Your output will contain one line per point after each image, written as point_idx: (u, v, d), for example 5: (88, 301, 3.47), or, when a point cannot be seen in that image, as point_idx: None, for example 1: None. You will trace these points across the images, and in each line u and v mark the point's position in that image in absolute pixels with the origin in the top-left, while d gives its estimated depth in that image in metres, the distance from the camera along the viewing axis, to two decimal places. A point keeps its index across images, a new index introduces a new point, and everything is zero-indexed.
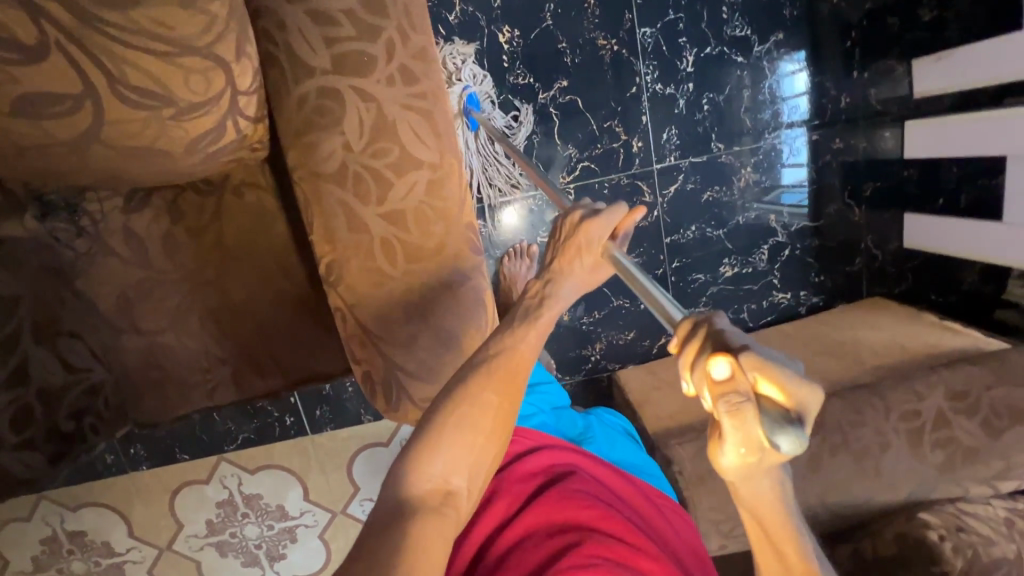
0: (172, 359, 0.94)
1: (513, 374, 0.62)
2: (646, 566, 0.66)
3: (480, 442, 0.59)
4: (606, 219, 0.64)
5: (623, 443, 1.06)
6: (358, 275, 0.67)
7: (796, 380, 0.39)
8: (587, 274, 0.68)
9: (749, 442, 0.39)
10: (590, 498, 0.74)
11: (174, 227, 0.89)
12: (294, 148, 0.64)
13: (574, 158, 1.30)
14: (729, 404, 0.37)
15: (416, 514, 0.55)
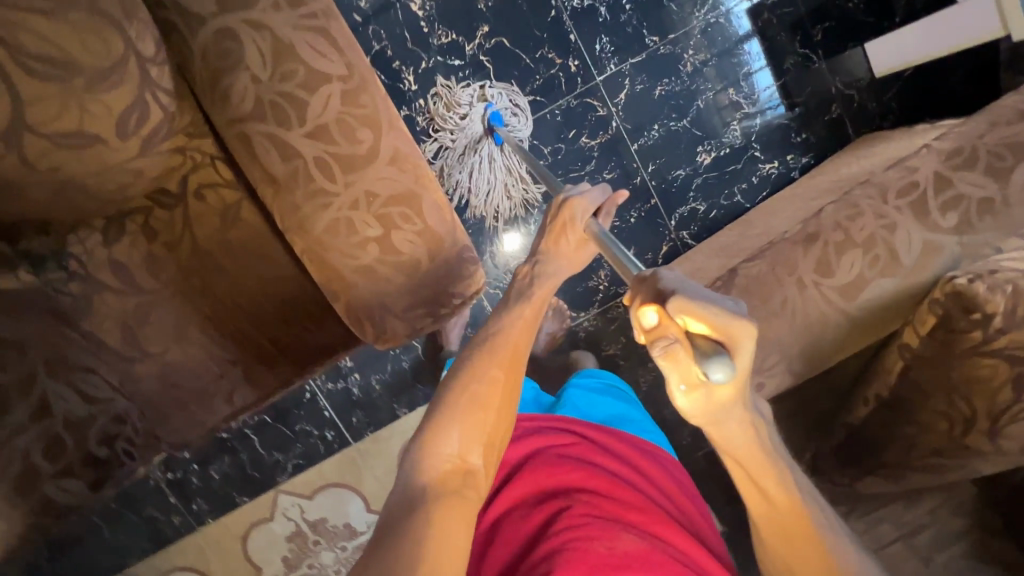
0: (183, 373, 0.95)
1: (507, 348, 0.65)
2: (637, 519, 0.66)
3: (491, 419, 0.62)
4: (589, 198, 0.73)
5: (598, 399, 0.93)
6: (307, 202, 0.69)
7: (720, 315, 0.44)
8: (573, 253, 0.75)
9: (689, 380, 0.46)
10: (572, 460, 0.74)
11: (154, 247, 0.93)
12: (213, 101, 0.68)
13: (518, 97, 1.31)
14: (661, 347, 0.45)
15: (437, 497, 0.57)
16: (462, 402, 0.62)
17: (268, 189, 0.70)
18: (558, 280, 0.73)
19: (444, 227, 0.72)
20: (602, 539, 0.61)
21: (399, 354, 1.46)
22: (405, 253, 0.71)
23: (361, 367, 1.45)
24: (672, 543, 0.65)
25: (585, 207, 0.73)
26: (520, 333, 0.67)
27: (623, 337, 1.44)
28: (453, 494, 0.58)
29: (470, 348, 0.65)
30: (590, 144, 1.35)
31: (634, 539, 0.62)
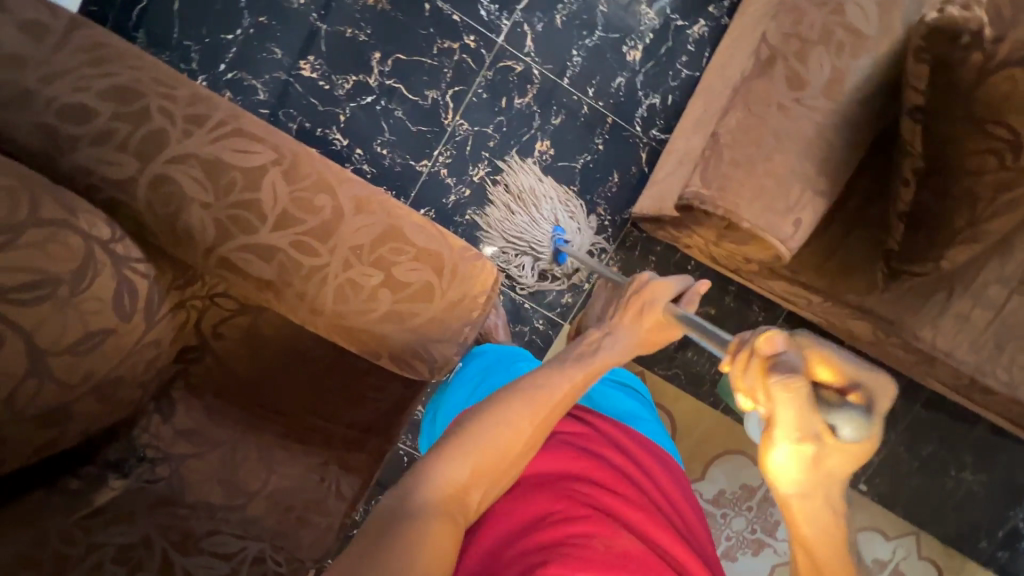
0: (292, 493, 1.00)
1: (551, 399, 0.75)
2: (632, 516, 0.73)
3: (508, 461, 0.70)
4: (671, 285, 0.87)
5: (616, 396, 0.98)
6: (309, 284, 0.70)
7: (854, 367, 0.49)
8: (650, 335, 0.86)
9: (804, 434, 0.50)
10: (577, 450, 0.79)
11: (207, 400, 0.98)
12: (179, 245, 0.69)
13: (439, 97, 1.32)
14: (783, 380, 0.49)
15: (440, 515, 0.63)
16: (478, 435, 0.69)
17: (269, 292, 0.71)
18: (623, 350, 0.84)
19: (436, 242, 0.73)
20: (596, 530, 0.68)
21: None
22: (413, 281, 0.71)
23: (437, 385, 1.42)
24: (657, 537, 0.72)
25: (671, 292, 0.86)
26: (561, 389, 0.77)
27: (652, 256, 1.42)
28: (448, 515, 0.64)
29: (514, 394, 0.73)
30: (525, 102, 1.34)
31: (632, 539, 0.69)
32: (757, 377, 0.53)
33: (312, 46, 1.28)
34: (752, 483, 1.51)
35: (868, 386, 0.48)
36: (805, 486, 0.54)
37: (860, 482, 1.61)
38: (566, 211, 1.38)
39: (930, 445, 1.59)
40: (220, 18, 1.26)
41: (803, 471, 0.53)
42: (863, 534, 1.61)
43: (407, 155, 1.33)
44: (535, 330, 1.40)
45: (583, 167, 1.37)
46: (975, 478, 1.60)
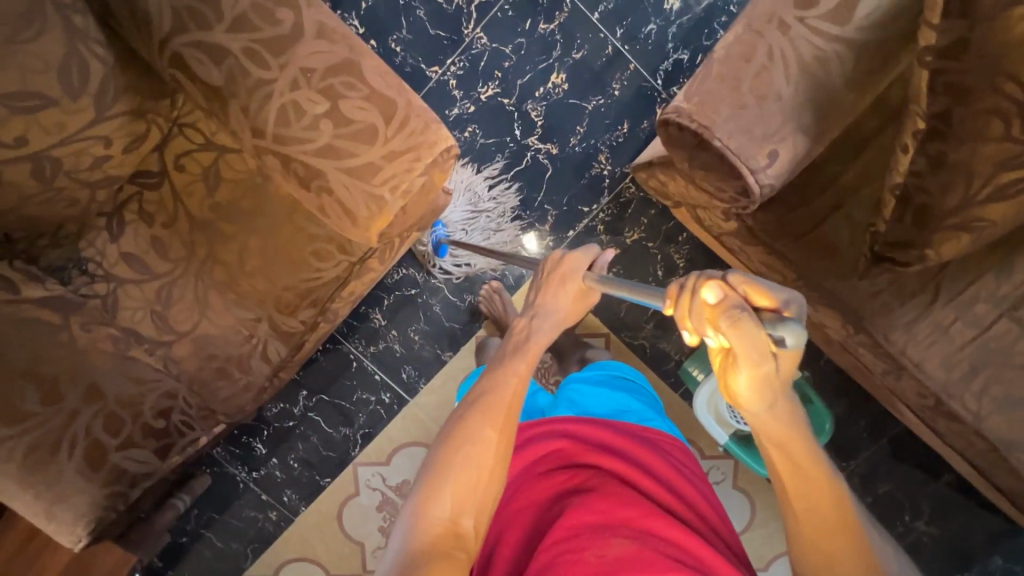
0: (218, 342, 0.98)
1: (503, 406, 0.71)
2: (629, 517, 0.66)
3: (484, 482, 0.66)
4: (581, 254, 0.82)
5: (601, 391, 0.92)
6: (253, 97, 0.68)
7: (775, 289, 0.50)
8: (573, 306, 0.83)
9: (762, 349, 0.50)
10: (567, 468, 0.76)
11: (156, 229, 0.96)
12: (137, 30, 0.69)
13: (464, 5, 1.29)
14: (731, 318, 0.49)
15: (433, 556, 0.60)
16: (452, 462, 0.66)
17: (216, 100, 0.70)
18: (550, 333, 0.80)
19: (392, 89, 0.70)
20: (590, 543, 0.63)
21: (430, 269, 1.40)
22: (359, 120, 0.69)
23: (401, 296, 1.40)
24: (672, 541, 0.64)
25: (584, 262, 0.82)
26: (516, 386, 0.74)
27: (644, 218, 1.37)
28: (444, 555, 0.60)
29: (471, 408, 0.71)
30: (549, 29, 1.30)
31: (625, 543, 0.62)
32: (706, 319, 0.52)
33: None
34: None
35: (788, 302, 0.50)
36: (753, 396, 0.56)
37: None
38: (567, 152, 1.34)
39: (888, 484, 1.51)
40: None
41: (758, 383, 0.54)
42: None
43: (420, 58, 1.30)
44: (510, 268, 1.40)
45: (594, 109, 1.33)
46: (929, 530, 1.51)
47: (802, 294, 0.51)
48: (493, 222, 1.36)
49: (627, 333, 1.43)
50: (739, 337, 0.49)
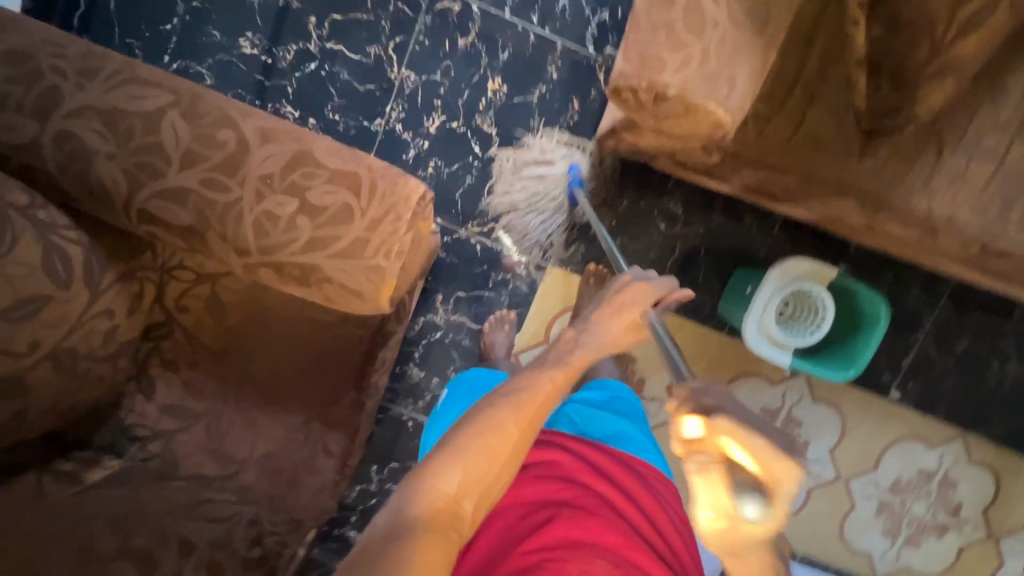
0: (279, 454, 1.01)
1: (532, 402, 0.72)
2: (613, 542, 0.72)
3: (494, 471, 0.68)
4: (654, 285, 0.83)
5: (607, 415, 0.95)
6: (224, 220, 0.69)
7: (767, 453, 0.53)
8: (623, 336, 0.82)
9: (722, 505, 0.53)
10: (563, 476, 0.80)
11: (184, 374, 0.98)
12: (97, 202, 0.70)
13: (382, 52, 1.29)
14: (696, 461, 0.54)
15: (429, 529, 0.63)
16: (468, 445, 0.67)
17: (193, 238, 0.71)
18: (596, 351, 0.80)
19: (351, 163, 0.71)
20: (570, 558, 0.69)
21: (445, 307, 1.41)
22: (331, 203, 0.69)
23: (429, 342, 1.42)
24: (644, 567, 0.72)
25: (650, 295, 0.82)
26: (548, 390, 0.74)
27: (627, 182, 1.36)
28: (438, 531, 0.63)
29: (501, 399, 0.71)
30: (469, 41, 1.29)
31: (604, 567, 0.69)
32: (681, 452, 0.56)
33: (249, 23, 1.27)
34: (773, 406, 1.49)
35: (777, 471, 0.52)
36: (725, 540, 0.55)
37: (891, 390, 1.51)
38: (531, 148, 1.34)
39: (963, 340, 1.48)
40: (155, 7, 1.26)
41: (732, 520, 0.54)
42: (907, 444, 1.54)
43: (360, 117, 1.31)
44: (518, 276, 1.40)
45: (540, 99, 1.32)
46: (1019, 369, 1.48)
47: (796, 467, 0.53)
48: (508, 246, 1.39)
49: None
50: (757, 456, 0.53)
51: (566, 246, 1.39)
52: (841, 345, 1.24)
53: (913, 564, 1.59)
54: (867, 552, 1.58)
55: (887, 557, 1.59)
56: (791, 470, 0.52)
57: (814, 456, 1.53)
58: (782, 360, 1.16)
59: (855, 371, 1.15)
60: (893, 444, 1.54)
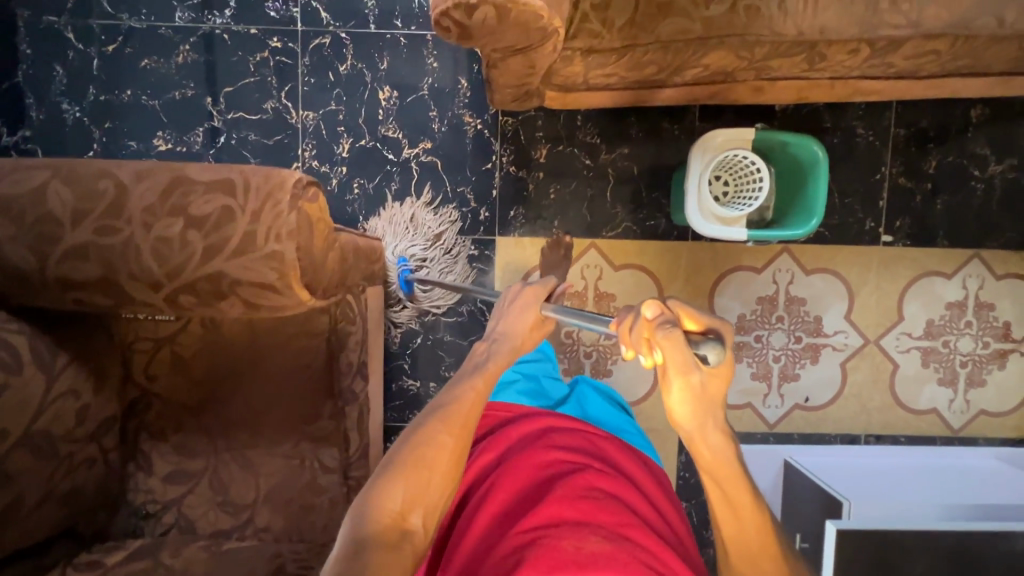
0: (282, 486, 1.03)
1: (461, 410, 0.71)
2: (607, 521, 0.66)
3: (437, 479, 0.64)
4: (542, 285, 0.86)
5: (605, 409, 1.12)
6: (126, 260, 0.74)
7: (707, 316, 0.56)
8: (529, 335, 0.84)
9: (690, 368, 0.53)
10: (563, 459, 0.77)
11: (173, 439, 1.03)
12: (19, 286, 0.76)
13: (278, 103, 1.38)
14: (664, 329, 0.52)
15: (376, 549, 0.56)
16: (409, 458, 0.64)
17: (110, 288, 0.76)
18: (506, 358, 0.80)
19: (221, 171, 0.76)
20: (566, 533, 0.63)
21: (417, 312, 1.44)
22: (212, 210, 0.74)
23: (414, 350, 1.45)
24: (639, 541, 0.64)
25: (541, 294, 0.85)
26: (470, 398, 0.73)
27: (539, 133, 1.40)
28: (388, 549, 0.57)
29: (430, 413, 0.69)
30: (349, 65, 1.37)
31: (602, 541, 0.62)
32: (645, 337, 0.54)
33: (156, 123, 1.38)
34: (767, 294, 1.45)
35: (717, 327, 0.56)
36: (692, 411, 0.57)
37: (882, 236, 1.44)
38: (439, 138, 1.40)
39: (931, 160, 1.42)
40: (73, 139, 1.38)
41: (693, 395, 0.56)
42: (921, 282, 1.45)
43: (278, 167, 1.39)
44: (473, 258, 1.43)
45: (431, 91, 1.39)
46: (1006, 166, 1.42)
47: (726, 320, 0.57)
48: (440, 266, 1.42)
49: (606, 229, 1.42)
50: (699, 319, 0.56)
51: (505, 212, 1.42)
52: (796, 198, 1.21)
53: (985, 404, 1.47)
54: (931, 408, 1.48)
55: (956, 407, 1.48)
56: (728, 323, 0.56)
57: (834, 329, 1.46)
58: (739, 235, 1.15)
59: (807, 229, 1.14)
60: (907, 289, 1.45)
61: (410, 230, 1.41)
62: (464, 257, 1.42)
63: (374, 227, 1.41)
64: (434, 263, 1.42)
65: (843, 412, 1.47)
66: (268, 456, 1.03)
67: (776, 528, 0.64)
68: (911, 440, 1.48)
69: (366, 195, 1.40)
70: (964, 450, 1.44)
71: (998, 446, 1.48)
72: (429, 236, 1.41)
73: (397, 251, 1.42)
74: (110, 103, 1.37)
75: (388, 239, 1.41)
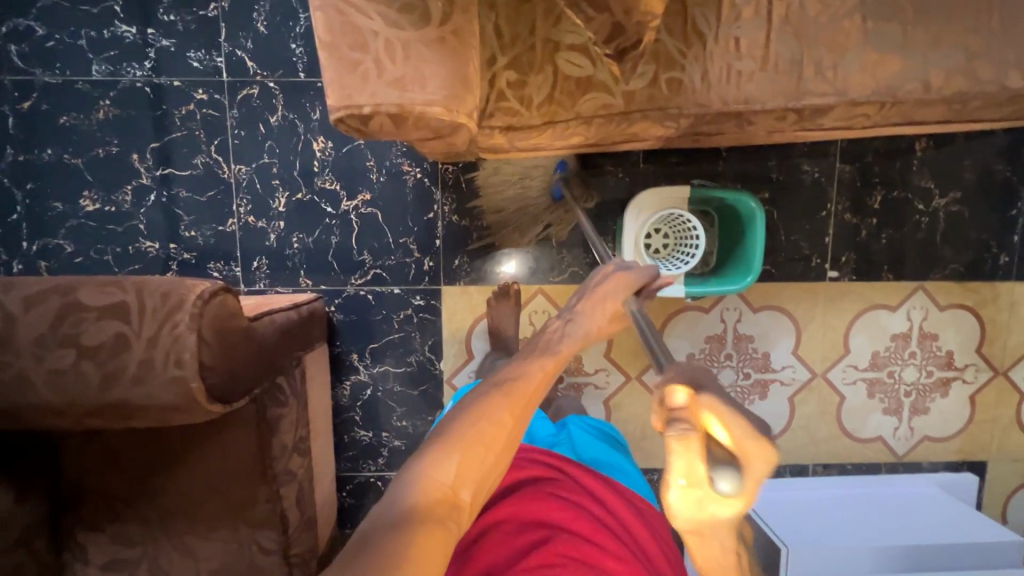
0: (222, 569, 1.03)
1: (525, 391, 0.71)
2: (613, 568, 0.71)
3: (492, 459, 0.64)
4: (631, 274, 0.88)
5: (595, 443, 1.07)
6: (19, 391, 0.72)
7: (748, 435, 0.42)
8: (606, 324, 0.86)
9: (691, 476, 0.44)
10: (559, 497, 0.82)
11: (107, 529, 1.02)
12: None
13: (208, 157, 1.33)
14: (678, 433, 0.43)
15: (429, 518, 0.56)
16: (470, 432, 0.64)
17: (8, 416, 0.74)
18: (579, 340, 0.82)
19: (114, 293, 0.73)
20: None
21: (365, 364, 1.43)
22: (105, 338, 0.72)
23: (365, 402, 1.44)
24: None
25: (629, 286, 0.86)
26: (536, 379, 0.73)
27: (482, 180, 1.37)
28: (440, 520, 0.57)
29: (496, 389, 0.69)
30: (280, 116, 1.32)
31: None
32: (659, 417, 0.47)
33: (81, 183, 1.33)
34: (716, 332, 1.46)
35: (751, 454, 0.42)
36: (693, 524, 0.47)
37: (828, 271, 1.44)
38: (378, 189, 1.36)
39: (876, 195, 1.42)
40: None
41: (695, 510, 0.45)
42: (867, 316, 1.46)
43: (213, 224, 1.35)
44: (419, 310, 1.41)
45: (366, 140, 1.34)
46: (950, 199, 1.42)
47: (775, 453, 0.42)
48: (387, 317, 1.41)
49: (553, 274, 1.41)
50: (734, 435, 0.43)
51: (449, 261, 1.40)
52: (735, 251, 1.20)
53: (928, 430, 1.51)
54: (877, 436, 1.51)
55: (900, 434, 1.51)
56: (766, 457, 0.41)
57: (782, 364, 1.48)
58: (679, 292, 1.14)
59: (743, 286, 1.13)
60: (853, 323, 1.47)
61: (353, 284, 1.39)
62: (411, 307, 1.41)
63: (315, 282, 1.39)
64: (396, 301, 1.40)
65: (792, 444, 1.51)
66: (204, 541, 1.02)
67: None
68: (857, 468, 1.51)
69: (306, 249, 1.37)
70: (907, 478, 1.48)
71: (942, 470, 1.52)
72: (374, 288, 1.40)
73: (341, 304, 1.40)
74: (30, 163, 1.31)
75: (332, 291, 1.39)
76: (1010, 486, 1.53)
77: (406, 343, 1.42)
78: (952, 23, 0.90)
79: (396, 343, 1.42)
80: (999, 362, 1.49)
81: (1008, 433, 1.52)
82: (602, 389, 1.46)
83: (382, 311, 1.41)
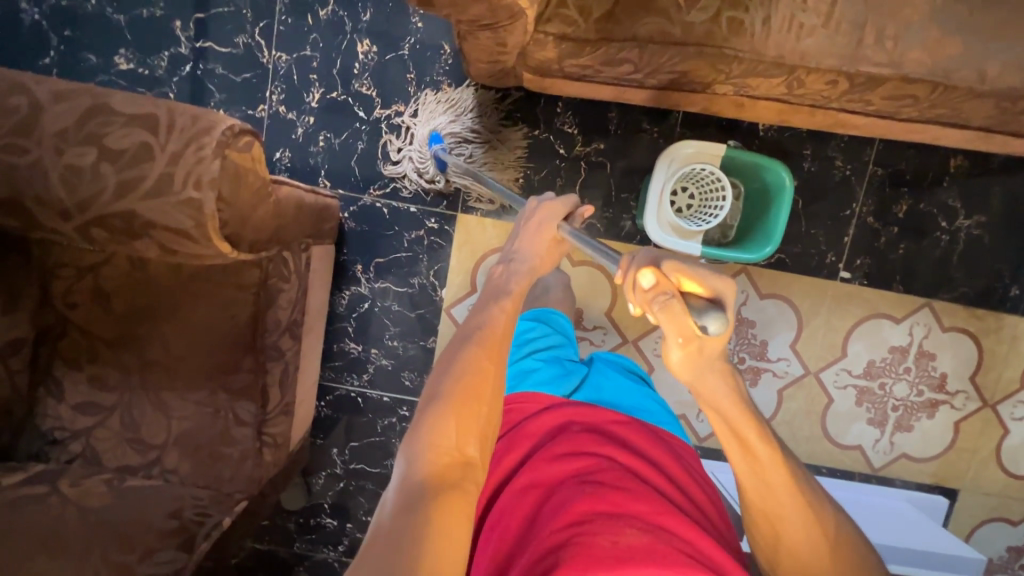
0: (194, 431, 1.02)
1: (497, 338, 0.73)
2: (641, 510, 0.68)
3: (485, 412, 0.67)
4: (560, 203, 0.87)
5: (623, 385, 1.00)
6: (34, 183, 0.71)
7: (707, 277, 0.58)
8: (548, 252, 0.85)
9: (685, 329, 0.59)
10: (581, 453, 0.77)
11: (87, 369, 1.01)
12: None
13: (250, 39, 1.32)
14: (661, 300, 0.58)
15: (443, 487, 0.61)
16: (455, 394, 0.67)
17: (17, 210, 0.73)
18: (528, 275, 0.82)
19: (146, 105, 0.72)
20: (600, 531, 0.64)
21: (367, 277, 1.42)
22: (130, 146, 0.71)
23: (360, 314, 1.43)
24: (673, 529, 0.67)
25: (561, 213, 0.85)
26: (504, 324, 0.75)
27: (518, 113, 1.36)
28: (452, 483, 0.62)
29: (465, 346, 0.71)
30: (330, 10, 1.31)
31: (636, 534, 0.64)
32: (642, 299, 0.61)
33: (119, 39, 1.31)
34: None
35: (715, 289, 0.58)
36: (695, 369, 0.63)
37: (840, 271, 1.44)
38: (413, 103, 1.35)
39: (902, 204, 1.41)
40: (29, 43, 1.31)
41: (693, 356, 0.60)
42: (869, 323, 1.46)
43: (243, 107, 1.34)
44: (432, 232, 1.40)
45: (411, 52, 1.33)
46: (973, 222, 1.42)
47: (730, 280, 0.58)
48: (399, 233, 1.40)
49: None
50: (702, 282, 0.58)
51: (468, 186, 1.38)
52: (761, 219, 1.19)
53: (908, 449, 1.51)
54: (856, 445, 1.51)
55: (880, 447, 1.51)
56: (727, 285, 0.57)
57: (777, 356, 1.47)
58: (693, 250, 1.13)
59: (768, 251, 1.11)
60: (855, 328, 1.47)
61: (371, 193, 1.38)
62: (426, 228, 1.40)
63: (333, 185, 1.38)
64: (413, 218, 1.39)
65: None
66: (183, 400, 1.01)
67: (786, 455, 0.68)
68: (830, 472, 1.52)
69: (331, 151, 1.36)
70: (880, 489, 1.47)
71: (913, 490, 1.52)
72: (391, 202, 1.39)
73: (354, 211, 1.39)
74: (71, 9, 1.30)
75: (348, 197, 1.38)
76: (976, 520, 1.54)
77: (416, 264, 1.41)
78: (1019, 16, 0.90)
79: (403, 262, 1.41)
80: (989, 394, 1.49)
81: (985, 467, 1.52)
82: (597, 346, 1.46)
83: (396, 226, 1.40)
